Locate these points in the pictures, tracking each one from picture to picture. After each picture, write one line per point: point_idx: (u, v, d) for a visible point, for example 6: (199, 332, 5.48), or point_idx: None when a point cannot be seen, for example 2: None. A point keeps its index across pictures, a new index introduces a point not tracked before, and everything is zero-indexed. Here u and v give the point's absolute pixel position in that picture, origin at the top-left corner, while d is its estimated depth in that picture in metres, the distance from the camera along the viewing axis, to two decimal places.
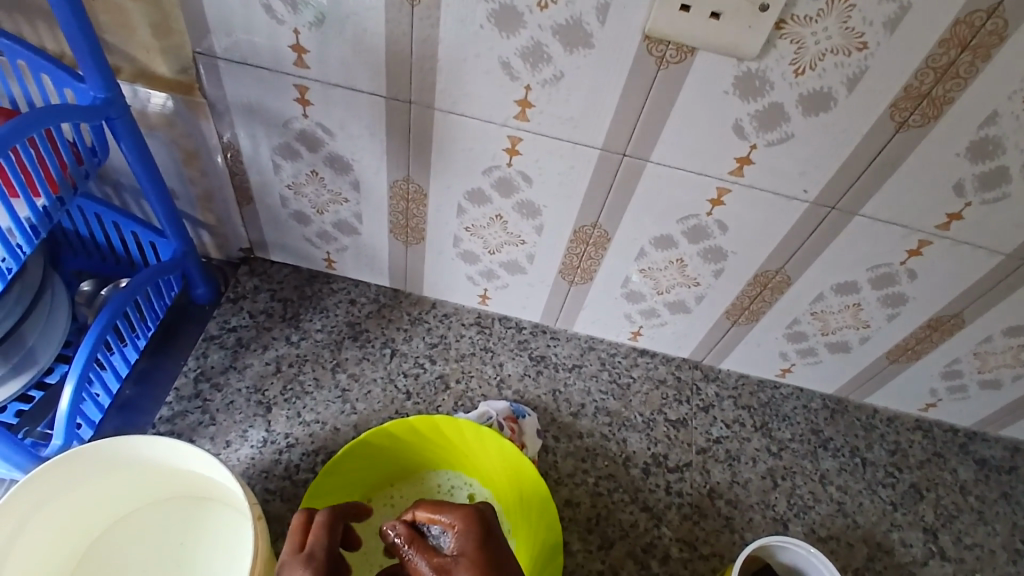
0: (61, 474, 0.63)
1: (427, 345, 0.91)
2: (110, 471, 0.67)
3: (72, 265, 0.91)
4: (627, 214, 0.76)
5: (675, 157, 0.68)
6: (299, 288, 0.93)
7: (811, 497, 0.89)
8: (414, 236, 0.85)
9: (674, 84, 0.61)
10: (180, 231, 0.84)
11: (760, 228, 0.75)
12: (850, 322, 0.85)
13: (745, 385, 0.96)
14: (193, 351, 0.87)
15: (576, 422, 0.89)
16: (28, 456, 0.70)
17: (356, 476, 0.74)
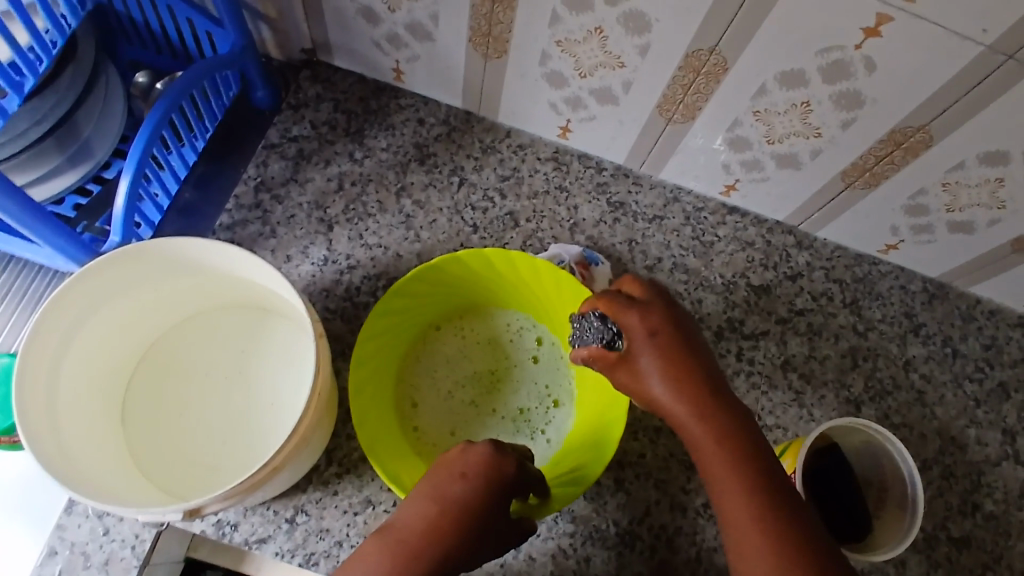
0: (119, 271, 0.61)
1: (499, 178, 0.84)
2: (172, 273, 0.65)
3: (126, 53, 0.84)
4: (753, 43, 0.64)
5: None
6: (365, 101, 0.85)
7: (891, 383, 0.83)
8: (496, 49, 0.74)
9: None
10: (237, 20, 0.75)
11: (918, 70, 0.61)
12: (986, 200, 0.73)
13: (842, 259, 0.87)
14: (253, 159, 0.82)
15: (650, 277, 0.82)
16: (83, 249, 0.69)
17: (419, 305, 0.71)
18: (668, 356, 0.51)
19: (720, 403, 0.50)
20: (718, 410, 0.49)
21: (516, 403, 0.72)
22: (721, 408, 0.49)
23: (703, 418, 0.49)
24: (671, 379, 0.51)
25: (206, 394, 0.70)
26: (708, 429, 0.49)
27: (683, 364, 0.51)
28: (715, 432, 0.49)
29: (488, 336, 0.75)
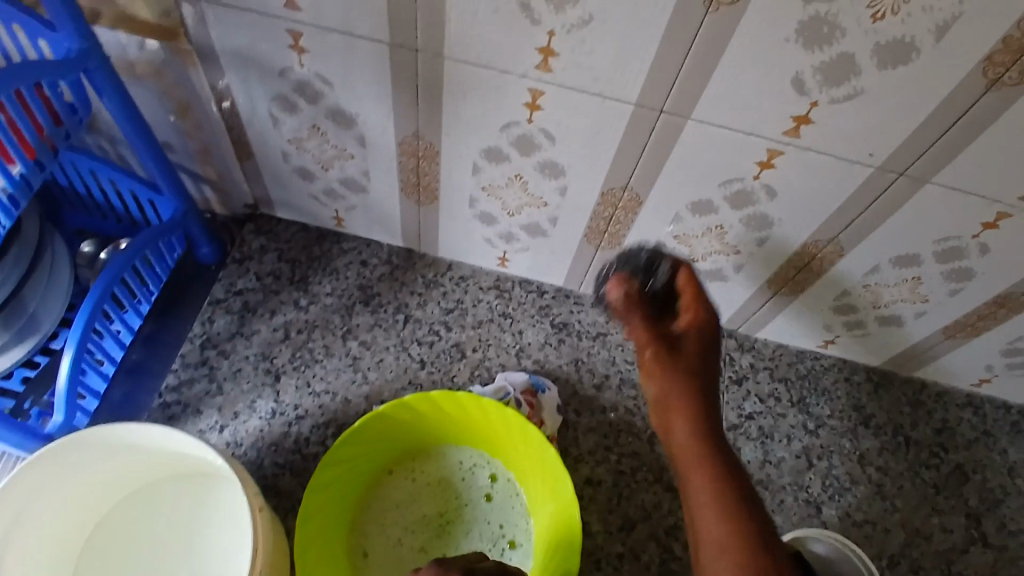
0: (51, 464, 0.60)
1: (443, 311, 0.86)
2: (108, 455, 0.64)
3: (73, 222, 0.86)
4: (660, 179, 0.68)
5: (723, 116, 0.59)
6: (308, 248, 0.88)
7: (848, 479, 0.83)
8: (427, 196, 0.78)
9: (718, 37, 0.52)
10: (177, 188, 0.78)
11: (817, 194, 0.65)
12: (907, 296, 0.76)
13: (783, 357, 0.90)
14: (199, 316, 0.83)
15: (599, 395, 0.83)
16: (33, 437, 0.70)
17: (366, 454, 0.71)
18: (698, 388, 0.44)
19: (741, 469, 0.41)
20: (739, 477, 0.41)
21: (468, 548, 0.71)
22: (741, 478, 0.41)
23: (719, 479, 0.40)
24: (695, 418, 0.43)
25: (153, 569, 0.68)
26: (722, 492, 0.40)
27: (710, 410, 0.43)
28: (732, 500, 0.40)
29: (440, 477, 0.74)
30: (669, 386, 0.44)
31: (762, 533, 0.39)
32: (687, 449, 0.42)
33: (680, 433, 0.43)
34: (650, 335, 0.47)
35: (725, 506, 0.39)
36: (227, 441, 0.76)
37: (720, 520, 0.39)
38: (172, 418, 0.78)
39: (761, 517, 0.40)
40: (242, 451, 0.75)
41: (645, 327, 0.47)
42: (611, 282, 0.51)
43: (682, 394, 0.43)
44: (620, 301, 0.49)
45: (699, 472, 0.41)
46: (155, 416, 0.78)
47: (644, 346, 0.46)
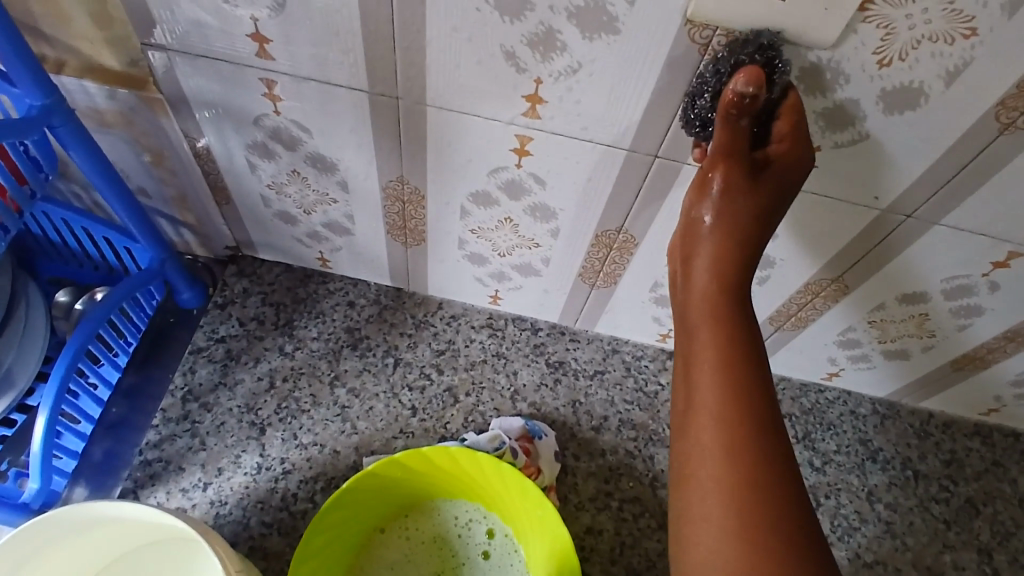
0: (13, 546, 0.57)
1: (434, 352, 0.83)
2: (73, 530, 0.61)
3: (48, 270, 0.82)
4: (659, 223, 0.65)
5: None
6: (293, 290, 0.85)
7: (857, 518, 0.81)
8: (414, 238, 0.75)
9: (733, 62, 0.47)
10: (154, 237, 0.75)
11: (820, 234, 0.63)
12: (914, 331, 0.73)
13: (787, 391, 0.87)
14: (180, 366, 0.80)
15: (598, 437, 0.80)
16: (15, 510, 0.69)
17: (356, 514, 0.68)
18: (735, 239, 0.49)
19: (750, 318, 0.48)
20: (746, 324, 0.48)
21: None
22: (749, 327, 0.48)
23: (724, 325, 0.47)
24: (721, 268, 0.49)
25: None
26: (724, 333, 0.47)
27: (738, 263, 0.49)
28: (733, 342, 0.46)
29: (435, 533, 0.71)
30: (707, 237, 0.49)
31: (757, 396, 0.45)
32: (704, 296, 0.49)
33: (700, 281, 0.49)
34: (728, 156, 0.48)
35: (723, 345, 0.46)
36: (211, 500, 0.73)
37: (717, 355, 0.46)
38: (154, 477, 0.74)
39: (758, 363, 0.46)
40: (227, 510, 0.73)
41: (730, 145, 0.48)
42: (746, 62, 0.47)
43: (717, 242, 0.49)
44: (728, 103, 0.47)
45: (705, 312, 0.48)
46: (136, 475, 0.75)
47: (717, 161, 0.48)
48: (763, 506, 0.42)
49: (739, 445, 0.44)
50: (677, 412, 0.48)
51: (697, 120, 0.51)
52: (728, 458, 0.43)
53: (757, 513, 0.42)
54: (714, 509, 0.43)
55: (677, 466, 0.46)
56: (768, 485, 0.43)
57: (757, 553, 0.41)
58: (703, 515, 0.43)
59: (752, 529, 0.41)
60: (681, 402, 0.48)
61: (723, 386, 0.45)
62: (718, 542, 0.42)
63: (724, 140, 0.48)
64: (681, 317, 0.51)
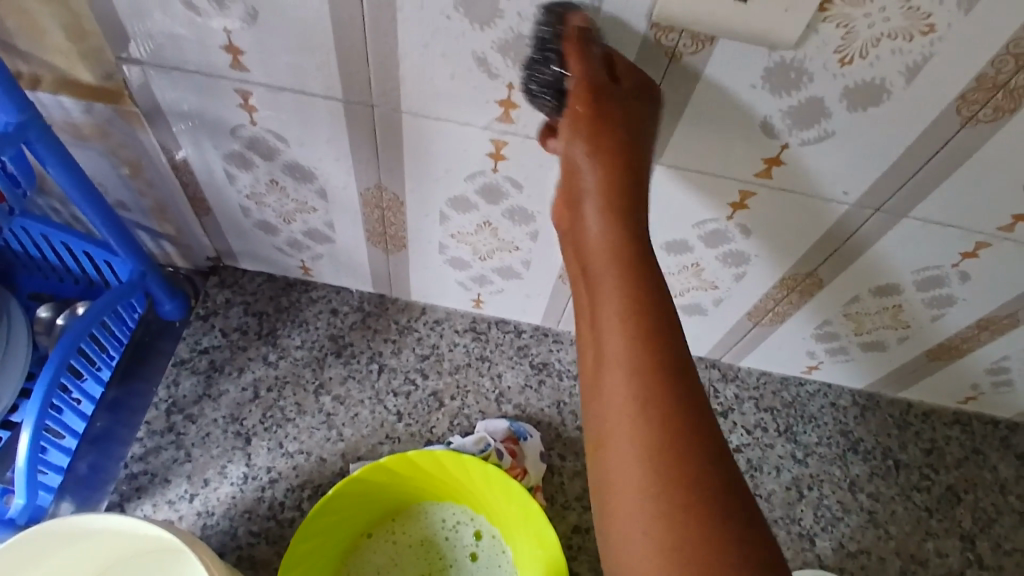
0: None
1: (418, 357, 0.83)
2: (57, 545, 0.61)
3: (28, 285, 0.82)
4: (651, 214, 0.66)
5: (707, 162, 0.58)
6: (275, 299, 0.85)
7: (840, 508, 0.82)
8: (395, 244, 0.75)
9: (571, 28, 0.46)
10: (134, 249, 0.75)
11: (793, 229, 0.64)
12: (889, 323, 0.74)
13: (768, 385, 0.89)
14: (164, 378, 0.80)
15: (583, 437, 0.81)
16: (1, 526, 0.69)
17: (342, 518, 0.68)
18: (619, 168, 0.44)
19: (649, 252, 0.42)
20: (647, 266, 0.41)
21: None
22: (648, 262, 0.42)
23: (622, 266, 0.41)
24: (609, 206, 0.43)
25: None
26: (620, 272, 0.41)
27: (629, 193, 0.44)
28: (631, 285, 0.41)
29: (422, 537, 0.72)
30: (591, 170, 0.44)
31: (660, 329, 0.39)
32: (598, 239, 0.43)
33: (590, 222, 0.43)
34: (596, 87, 0.45)
35: (626, 287, 0.40)
36: (198, 511, 0.73)
37: (617, 297, 0.40)
38: (140, 490, 0.74)
39: (664, 306, 0.40)
40: (214, 521, 0.73)
41: (591, 76, 0.45)
42: (572, 16, 0.46)
43: (599, 175, 0.44)
44: (574, 45, 0.46)
45: (602, 257, 0.42)
46: (122, 488, 0.74)
47: (585, 93, 0.45)
48: (683, 458, 0.36)
49: (652, 393, 0.38)
50: (587, 369, 0.42)
51: (544, 87, 0.49)
52: (641, 417, 0.38)
53: (675, 463, 0.36)
54: (631, 472, 0.37)
55: (591, 431, 0.41)
56: (687, 434, 0.37)
57: (683, 516, 0.35)
58: (622, 487, 0.37)
59: (676, 491, 0.36)
60: (589, 360, 0.42)
61: (627, 331, 0.39)
62: (639, 516, 0.36)
63: (585, 73, 0.45)
64: (582, 275, 0.44)
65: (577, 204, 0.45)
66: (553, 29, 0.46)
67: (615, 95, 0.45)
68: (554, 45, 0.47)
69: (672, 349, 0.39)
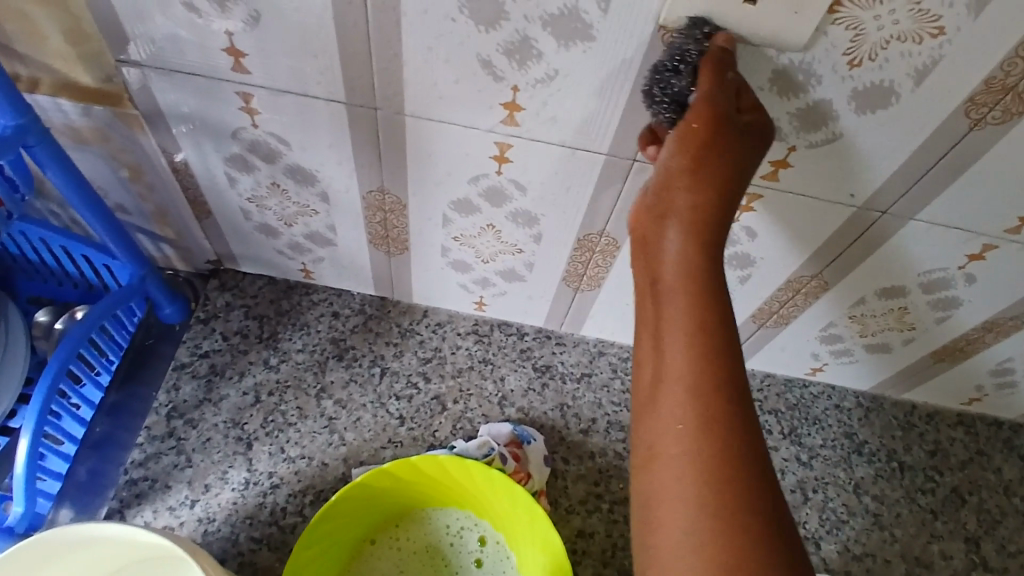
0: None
1: (421, 361, 0.83)
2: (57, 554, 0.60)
3: (27, 289, 0.81)
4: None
5: None
6: (276, 302, 0.84)
7: (845, 511, 0.82)
8: (397, 247, 0.75)
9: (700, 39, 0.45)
10: (133, 253, 0.74)
11: (799, 231, 0.63)
12: (894, 325, 0.74)
13: (772, 387, 0.88)
14: (163, 383, 0.79)
15: (587, 441, 0.80)
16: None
17: (345, 525, 0.67)
18: (713, 201, 0.42)
19: (727, 292, 0.42)
20: (722, 299, 0.41)
21: None
22: (726, 301, 0.41)
23: (701, 294, 0.41)
24: (696, 235, 0.42)
25: None
26: (700, 307, 0.41)
27: (717, 228, 0.43)
28: (706, 315, 0.41)
29: (426, 543, 0.71)
30: (681, 194, 0.42)
31: (731, 366, 0.40)
32: (677, 265, 0.42)
33: (670, 247, 0.43)
34: (716, 112, 0.43)
35: (703, 318, 0.41)
36: (199, 518, 0.73)
37: (692, 326, 0.40)
38: (139, 496, 0.74)
39: (733, 342, 0.41)
40: (215, 527, 0.72)
41: (716, 101, 0.43)
42: (717, 32, 0.45)
43: (693, 202, 0.42)
44: (712, 63, 0.44)
45: (677, 284, 0.42)
46: (122, 495, 0.74)
47: (703, 115, 0.43)
48: (740, 499, 0.37)
49: (717, 431, 0.38)
50: (641, 385, 0.42)
51: (670, 100, 0.47)
52: (703, 446, 0.38)
53: (732, 494, 0.37)
54: (683, 503, 0.38)
55: (639, 450, 0.41)
56: (743, 474, 0.38)
57: (734, 550, 0.36)
58: (671, 508, 0.38)
59: (729, 532, 0.36)
60: (645, 381, 0.42)
61: (697, 366, 0.40)
62: (684, 540, 0.37)
63: (709, 95, 0.43)
64: (648, 292, 0.44)
65: (657, 222, 0.43)
66: (696, 41, 0.45)
67: (733, 123, 0.43)
68: (693, 60, 0.45)
69: (738, 388, 0.40)
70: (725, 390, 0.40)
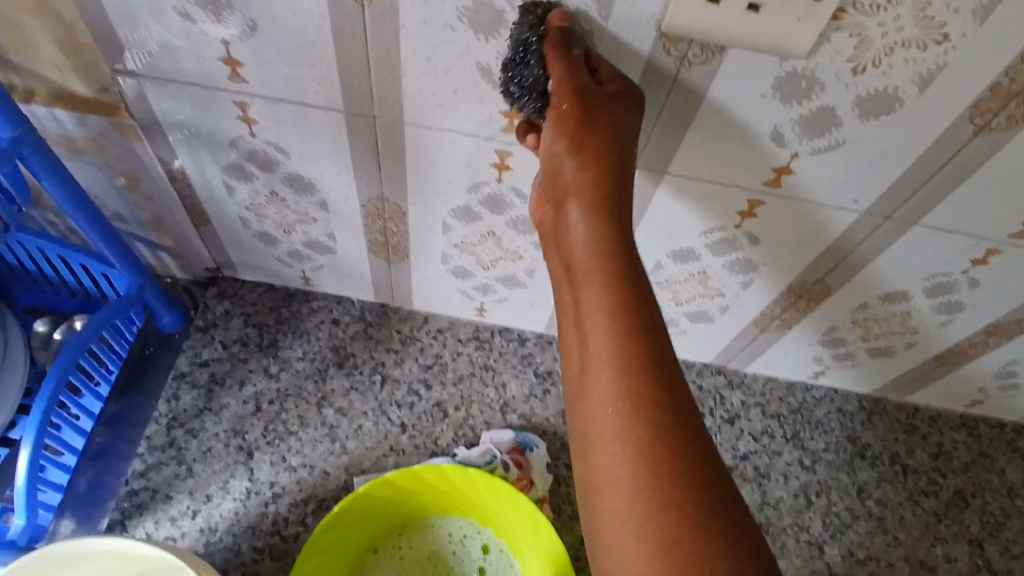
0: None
1: (421, 368, 0.82)
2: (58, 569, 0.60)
3: (25, 299, 0.81)
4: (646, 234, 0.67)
5: (716, 172, 0.57)
6: (276, 310, 0.84)
7: (849, 515, 0.82)
8: (397, 254, 0.74)
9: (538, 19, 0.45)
10: (132, 262, 0.74)
11: (801, 237, 0.63)
12: (897, 329, 0.74)
13: (774, 391, 0.88)
14: (164, 392, 0.79)
15: None
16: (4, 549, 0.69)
17: (346, 535, 0.67)
18: (604, 175, 0.42)
19: (633, 254, 0.41)
20: (630, 266, 0.41)
21: None
22: (634, 268, 0.41)
23: (609, 266, 0.40)
24: (594, 206, 0.42)
25: None
26: (612, 282, 0.40)
27: (614, 197, 0.42)
28: (615, 285, 0.40)
29: (428, 551, 0.71)
30: (575, 176, 0.43)
31: (647, 331, 0.39)
32: (584, 244, 0.41)
33: (575, 227, 0.42)
34: (578, 88, 0.43)
35: (615, 289, 0.40)
36: (201, 528, 0.72)
37: (603, 300, 0.39)
38: (141, 507, 0.73)
39: (648, 305, 0.40)
40: (217, 537, 0.72)
41: (573, 78, 0.44)
42: (551, 11, 0.45)
43: (585, 180, 0.42)
44: (553, 41, 0.44)
45: (588, 265, 0.41)
46: (123, 506, 0.73)
47: (568, 94, 0.43)
48: (677, 468, 0.36)
49: (642, 404, 0.37)
50: (570, 372, 0.41)
51: (527, 90, 0.47)
52: (630, 419, 0.37)
53: (666, 461, 0.36)
54: (621, 484, 0.36)
55: (577, 438, 0.40)
56: (676, 440, 0.37)
57: (676, 516, 0.35)
58: (612, 486, 0.37)
59: (669, 498, 0.35)
60: (574, 365, 0.41)
61: (617, 342, 0.38)
62: (630, 516, 0.36)
63: (565, 78, 0.44)
64: (564, 276, 0.43)
65: (563, 205, 0.43)
66: (533, 29, 0.45)
67: (601, 96, 0.44)
68: (535, 46, 0.45)
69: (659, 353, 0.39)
70: (648, 358, 0.38)
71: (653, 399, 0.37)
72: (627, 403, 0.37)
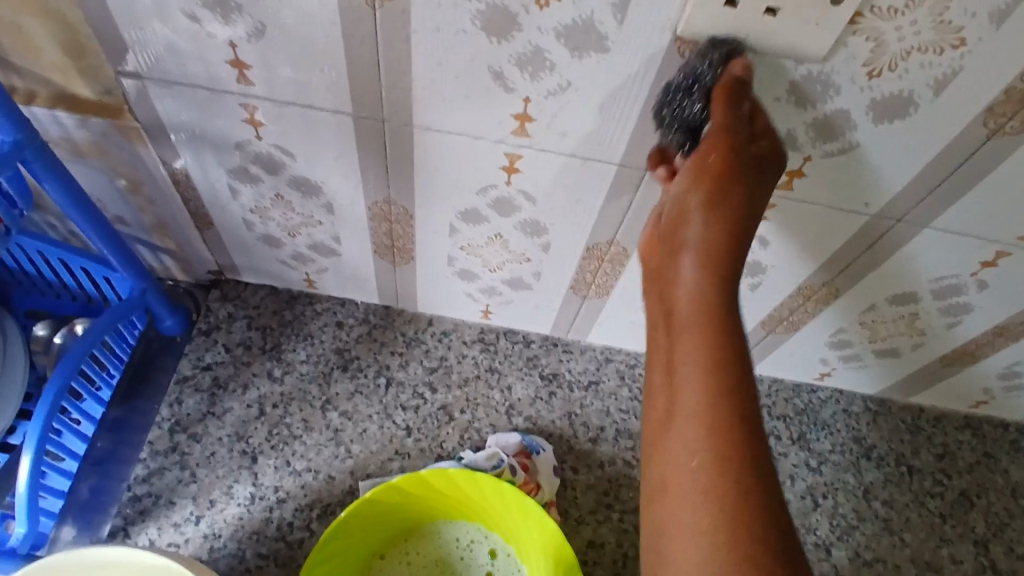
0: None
1: (426, 370, 0.82)
2: None
3: (24, 303, 0.79)
4: None
5: None
6: (279, 313, 0.83)
7: (855, 516, 0.82)
8: (402, 257, 0.74)
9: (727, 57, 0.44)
10: (134, 266, 0.73)
11: (810, 240, 0.63)
12: (903, 330, 0.74)
13: (779, 392, 0.88)
14: (166, 397, 0.78)
15: (595, 449, 0.80)
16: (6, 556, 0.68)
17: (353, 541, 0.66)
18: (727, 237, 0.42)
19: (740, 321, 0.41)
20: (736, 332, 0.41)
21: None
22: (739, 334, 0.41)
23: (715, 327, 0.41)
24: (709, 265, 0.42)
25: None
26: (713, 339, 0.40)
27: (730, 261, 0.42)
28: (718, 345, 0.40)
29: (435, 556, 0.70)
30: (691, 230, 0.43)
31: (746, 398, 0.39)
32: (692, 298, 0.42)
33: (686, 279, 0.43)
34: (727, 143, 0.43)
35: (715, 349, 0.40)
36: (205, 534, 0.72)
37: (703, 355, 0.40)
38: (144, 513, 0.72)
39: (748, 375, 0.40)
40: (221, 543, 0.71)
41: (728, 130, 0.43)
42: (736, 59, 0.44)
43: (706, 237, 0.42)
44: (725, 88, 0.43)
45: (692, 317, 0.41)
46: (126, 512, 0.73)
47: (718, 147, 0.43)
48: (752, 530, 0.36)
49: (729, 464, 0.38)
50: (654, 415, 0.42)
51: (679, 122, 0.47)
52: (710, 475, 0.38)
53: (742, 524, 0.36)
54: (691, 535, 0.37)
55: (651, 477, 0.41)
56: (756, 508, 0.37)
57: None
58: (681, 534, 0.37)
59: (738, 559, 0.35)
60: (659, 410, 0.42)
61: (710, 400, 0.39)
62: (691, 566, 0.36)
63: (722, 127, 0.43)
64: (664, 324, 0.44)
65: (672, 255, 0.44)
66: (711, 65, 0.44)
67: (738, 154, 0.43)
68: (708, 85, 0.45)
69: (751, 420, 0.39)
70: (742, 424, 0.39)
71: (738, 464, 0.38)
72: (714, 459, 0.38)
